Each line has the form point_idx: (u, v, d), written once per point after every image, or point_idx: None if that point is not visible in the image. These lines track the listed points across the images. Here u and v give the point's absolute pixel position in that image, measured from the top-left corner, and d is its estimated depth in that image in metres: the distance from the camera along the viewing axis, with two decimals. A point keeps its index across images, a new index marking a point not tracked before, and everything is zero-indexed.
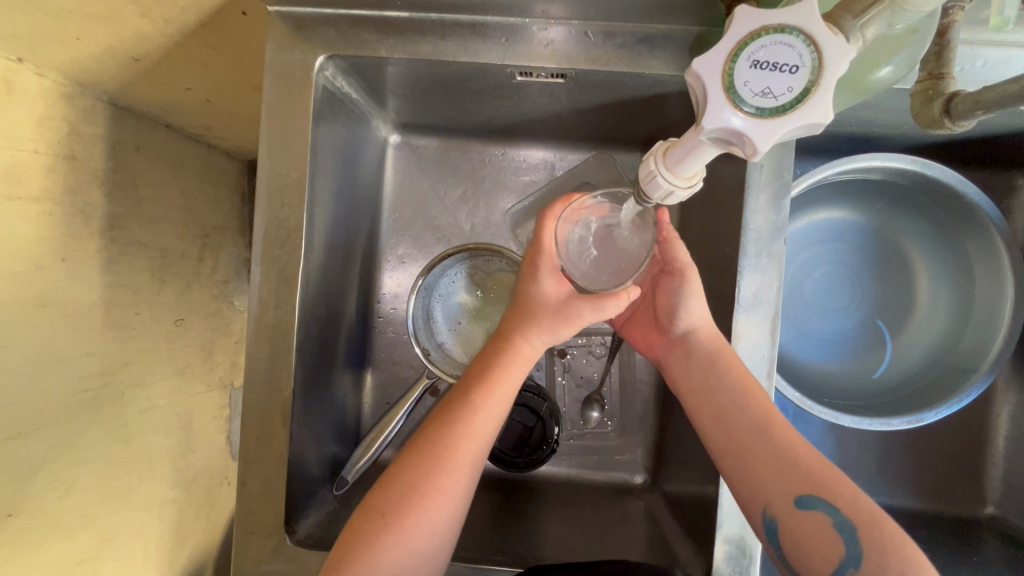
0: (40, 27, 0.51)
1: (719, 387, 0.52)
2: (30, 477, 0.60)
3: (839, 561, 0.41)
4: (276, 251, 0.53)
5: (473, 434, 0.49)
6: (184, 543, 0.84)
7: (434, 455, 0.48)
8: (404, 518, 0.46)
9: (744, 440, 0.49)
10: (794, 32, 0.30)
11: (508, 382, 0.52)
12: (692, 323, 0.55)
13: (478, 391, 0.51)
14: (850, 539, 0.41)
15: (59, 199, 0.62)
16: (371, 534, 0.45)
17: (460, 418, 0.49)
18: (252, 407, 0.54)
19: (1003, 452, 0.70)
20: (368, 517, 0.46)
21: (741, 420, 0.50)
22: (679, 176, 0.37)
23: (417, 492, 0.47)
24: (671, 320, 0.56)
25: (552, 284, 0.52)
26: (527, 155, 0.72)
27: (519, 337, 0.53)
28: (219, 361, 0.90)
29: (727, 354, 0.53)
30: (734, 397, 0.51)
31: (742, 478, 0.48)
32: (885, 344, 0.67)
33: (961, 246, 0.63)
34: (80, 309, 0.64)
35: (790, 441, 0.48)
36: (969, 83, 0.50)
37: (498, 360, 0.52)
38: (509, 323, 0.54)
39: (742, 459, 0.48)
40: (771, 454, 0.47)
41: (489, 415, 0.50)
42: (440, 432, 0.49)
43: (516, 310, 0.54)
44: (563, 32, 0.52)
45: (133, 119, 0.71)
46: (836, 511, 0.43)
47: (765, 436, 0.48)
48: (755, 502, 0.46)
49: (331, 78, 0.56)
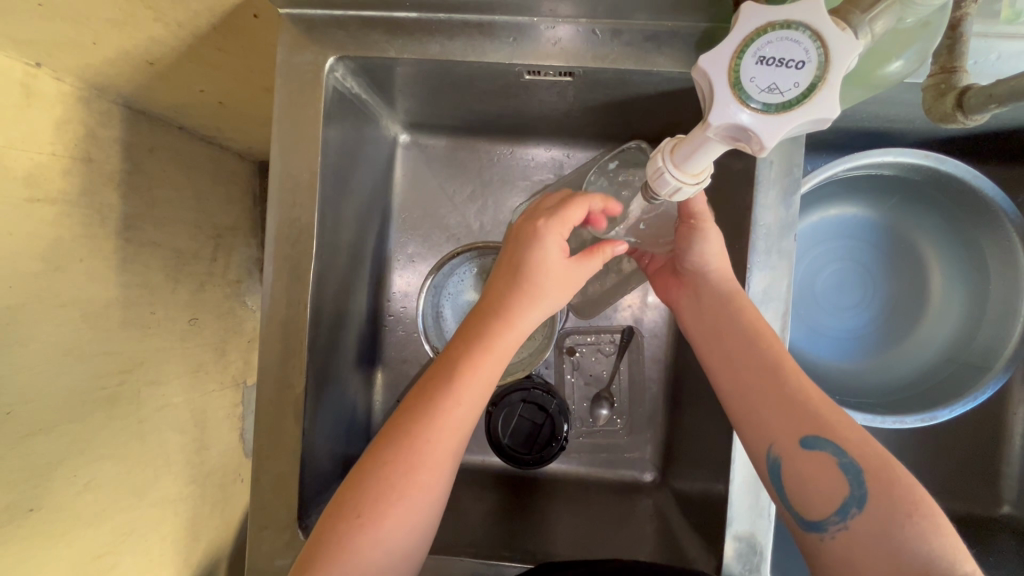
0: (57, 32, 0.52)
1: (727, 329, 0.51)
2: (50, 473, 0.61)
3: (841, 501, 0.40)
4: (288, 250, 0.54)
5: (453, 426, 0.46)
6: (199, 537, 0.86)
7: (408, 449, 0.45)
8: (381, 518, 0.43)
9: (751, 380, 0.48)
10: (801, 28, 0.30)
11: (494, 363, 0.48)
12: (706, 262, 0.53)
13: (460, 379, 0.47)
14: (854, 478, 0.41)
15: (77, 202, 0.63)
16: (345, 534, 0.43)
17: (440, 407, 0.46)
18: (265, 404, 0.55)
19: (1019, 449, 0.69)
20: (341, 517, 0.43)
21: (754, 373, 0.48)
22: (687, 172, 0.37)
23: (394, 490, 0.44)
24: (685, 262, 0.55)
25: (557, 246, 0.48)
26: (536, 153, 0.73)
27: (517, 311, 0.48)
28: (232, 359, 0.91)
29: (742, 298, 0.52)
30: (746, 353, 0.49)
31: (748, 418, 0.47)
32: (898, 338, 0.67)
33: (977, 240, 0.62)
34: (99, 308, 0.66)
35: (799, 383, 0.46)
36: (982, 77, 0.50)
37: (484, 341, 0.48)
38: (500, 296, 0.49)
39: (748, 397, 0.48)
40: (780, 392, 0.46)
41: (469, 401, 0.47)
42: (416, 423, 0.46)
43: (510, 279, 0.49)
44: (572, 30, 0.52)
45: (148, 121, 0.72)
46: (841, 451, 0.42)
47: (773, 379, 0.47)
48: (760, 443, 0.46)
49: (341, 79, 0.56)
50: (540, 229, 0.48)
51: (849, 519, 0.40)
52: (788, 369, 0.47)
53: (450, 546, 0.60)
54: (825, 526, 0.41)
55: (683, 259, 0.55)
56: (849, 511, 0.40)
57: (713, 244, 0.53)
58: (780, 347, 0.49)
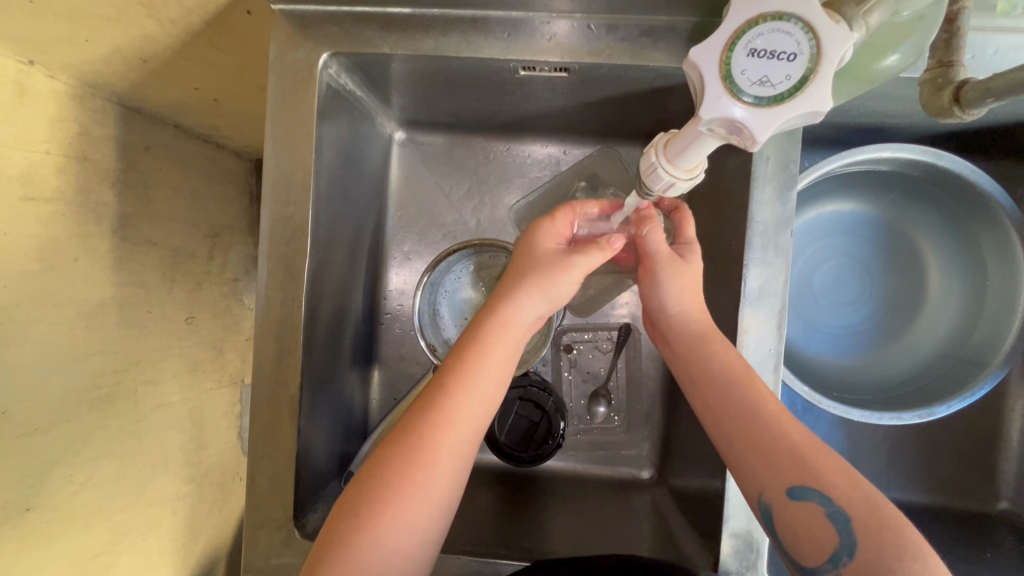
0: (50, 30, 0.52)
1: (705, 375, 0.51)
2: (47, 473, 0.61)
3: (833, 549, 0.40)
4: (283, 248, 0.54)
5: (449, 424, 0.45)
6: (197, 536, 0.86)
7: (408, 445, 0.45)
8: (378, 518, 0.43)
9: (734, 425, 0.48)
10: (792, 19, 0.30)
11: (491, 358, 0.47)
12: (671, 308, 0.54)
13: (458, 375, 0.47)
14: (844, 528, 0.40)
15: (71, 200, 0.63)
16: (343, 538, 0.42)
17: (438, 404, 0.46)
18: (260, 404, 0.55)
19: (1016, 446, 0.69)
20: (340, 520, 0.43)
21: (734, 423, 0.48)
22: (681, 169, 0.37)
23: (391, 489, 0.44)
24: (651, 303, 0.55)
25: (548, 238, 0.51)
26: (533, 151, 0.72)
27: (513, 304, 0.48)
28: (229, 358, 0.90)
29: (716, 338, 0.52)
30: (725, 404, 0.49)
31: (735, 466, 0.47)
32: (898, 335, 0.66)
33: (974, 234, 0.62)
34: (94, 308, 0.66)
35: (782, 428, 0.46)
36: (979, 71, 0.50)
37: (483, 334, 0.48)
38: (498, 291, 0.50)
39: (732, 443, 0.47)
40: (764, 439, 0.46)
41: (467, 399, 0.46)
42: (417, 421, 0.46)
43: (510, 275, 0.50)
44: (568, 26, 0.52)
45: (142, 119, 0.72)
46: (828, 500, 0.42)
47: (754, 425, 0.47)
48: (751, 489, 0.46)
49: (335, 76, 0.56)
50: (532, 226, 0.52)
51: (841, 567, 0.40)
52: (770, 411, 0.47)
53: (447, 543, 0.60)
54: (820, 574, 0.41)
55: (648, 301, 0.55)
56: (839, 559, 0.40)
57: (672, 288, 0.52)
58: (760, 388, 0.49)
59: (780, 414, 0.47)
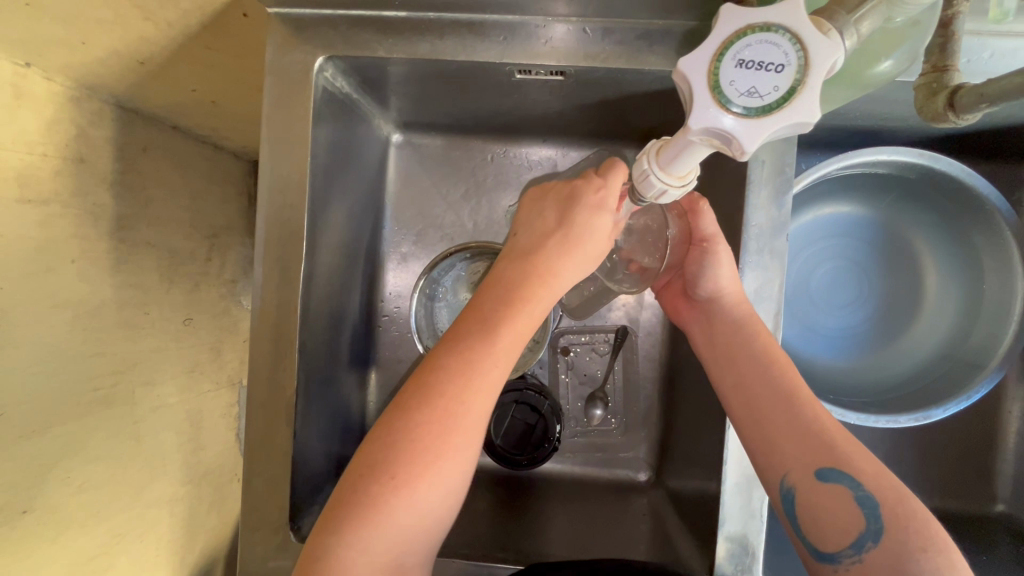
0: (46, 32, 0.52)
1: (743, 357, 0.51)
2: (45, 475, 0.61)
3: (857, 534, 0.40)
4: (279, 250, 0.54)
5: (488, 387, 0.44)
6: (195, 537, 0.86)
7: (449, 409, 0.43)
8: (416, 480, 0.41)
9: (766, 407, 0.48)
10: (780, 30, 0.30)
11: (528, 323, 0.46)
12: (720, 289, 0.54)
13: (499, 335, 0.45)
14: (872, 513, 0.40)
15: (69, 202, 0.63)
16: (376, 498, 0.41)
17: (478, 366, 0.44)
18: (257, 406, 0.55)
19: (1013, 448, 0.69)
20: (373, 477, 0.41)
21: (764, 402, 0.48)
22: (672, 176, 0.37)
23: (430, 450, 0.42)
24: (697, 286, 0.55)
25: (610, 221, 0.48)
26: (530, 153, 0.72)
27: (558, 269, 0.47)
28: (227, 359, 0.91)
29: (756, 324, 0.52)
30: (760, 384, 0.49)
31: (761, 446, 0.47)
32: (892, 336, 0.66)
33: (969, 239, 0.62)
34: (93, 308, 0.66)
35: (814, 413, 0.46)
36: (975, 75, 0.50)
37: (525, 294, 0.46)
38: (546, 249, 0.47)
39: (760, 423, 0.48)
40: (796, 421, 0.46)
41: (505, 363, 0.45)
42: (452, 380, 0.43)
43: (558, 235, 0.48)
44: (563, 29, 0.52)
45: (139, 120, 0.72)
46: (857, 484, 0.42)
47: (788, 408, 0.47)
48: (773, 471, 0.46)
49: (331, 79, 0.56)
50: (599, 198, 0.48)
51: (864, 552, 0.39)
52: (805, 397, 0.48)
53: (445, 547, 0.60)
54: (839, 557, 0.40)
55: (695, 284, 0.55)
56: (864, 544, 0.40)
57: (725, 269, 0.53)
58: (795, 375, 0.49)
59: (814, 405, 0.47)
